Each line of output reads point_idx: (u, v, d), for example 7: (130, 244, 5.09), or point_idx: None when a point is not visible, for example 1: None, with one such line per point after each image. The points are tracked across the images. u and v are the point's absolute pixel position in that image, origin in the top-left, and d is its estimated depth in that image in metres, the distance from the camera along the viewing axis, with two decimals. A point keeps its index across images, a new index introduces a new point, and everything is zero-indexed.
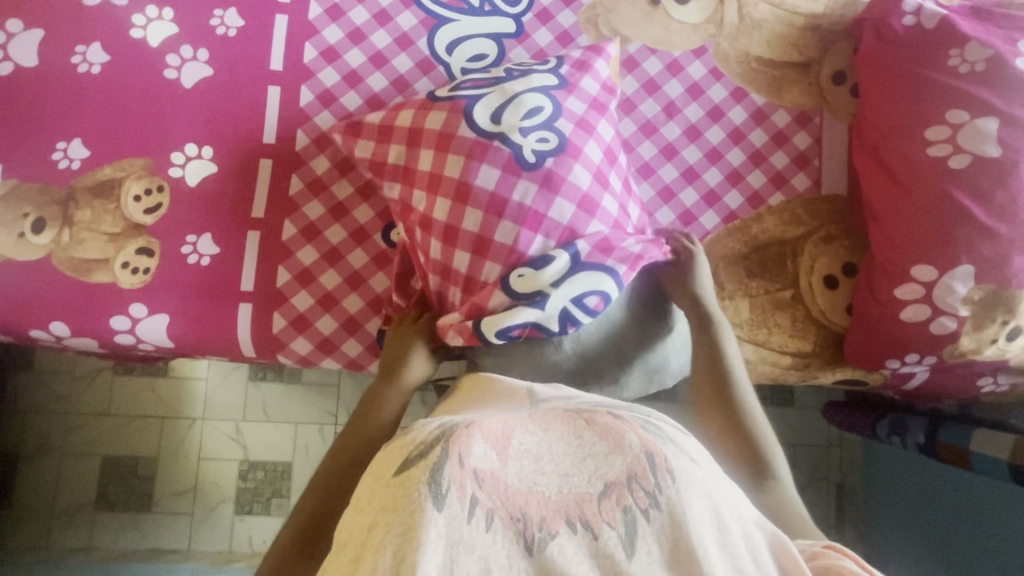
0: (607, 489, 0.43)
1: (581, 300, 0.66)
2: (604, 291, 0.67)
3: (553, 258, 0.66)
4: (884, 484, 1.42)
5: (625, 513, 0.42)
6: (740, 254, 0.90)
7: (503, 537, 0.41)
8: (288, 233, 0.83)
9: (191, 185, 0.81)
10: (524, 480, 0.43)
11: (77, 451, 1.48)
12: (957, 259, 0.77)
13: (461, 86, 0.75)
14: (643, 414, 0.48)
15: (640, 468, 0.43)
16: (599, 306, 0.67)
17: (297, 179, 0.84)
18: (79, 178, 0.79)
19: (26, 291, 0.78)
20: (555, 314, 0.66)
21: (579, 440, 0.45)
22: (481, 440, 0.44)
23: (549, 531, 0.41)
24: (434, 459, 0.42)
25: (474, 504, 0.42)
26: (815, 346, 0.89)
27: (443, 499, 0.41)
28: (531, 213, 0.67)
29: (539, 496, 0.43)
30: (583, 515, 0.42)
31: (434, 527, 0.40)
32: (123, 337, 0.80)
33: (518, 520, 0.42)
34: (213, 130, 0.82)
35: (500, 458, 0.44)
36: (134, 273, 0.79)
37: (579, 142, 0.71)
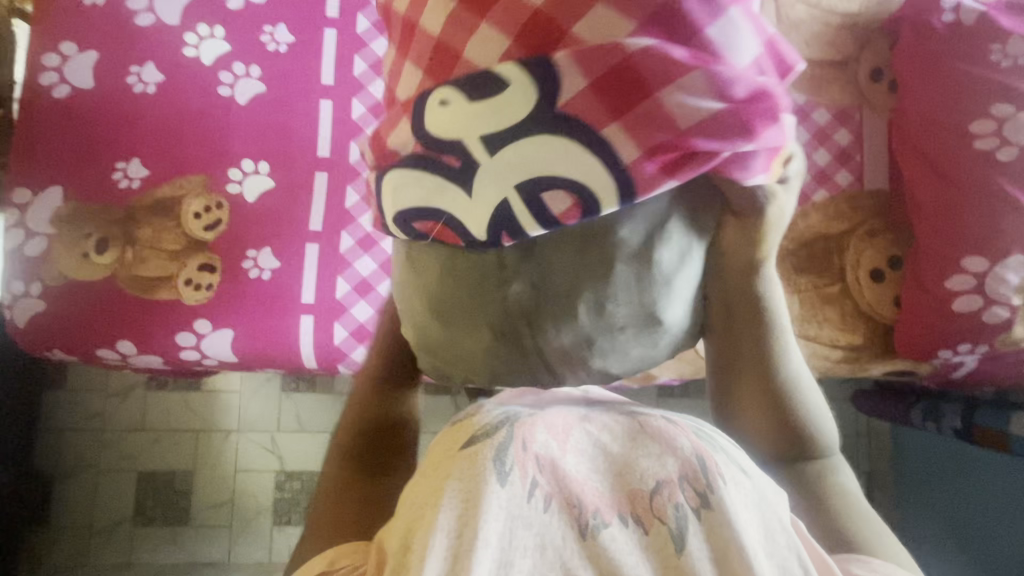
0: (658, 487, 0.37)
1: (536, 204, 0.40)
2: (584, 188, 0.39)
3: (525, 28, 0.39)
4: (914, 472, 1.44)
5: (676, 510, 0.36)
6: (786, 251, 0.92)
7: (558, 522, 0.36)
8: (345, 245, 0.84)
9: (249, 200, 0.82)
10: (582, 472, 0.38)
11: (113, 467, 1.48)
12: (1007, 249, 0.79)
13: None
14: (696, 421, 0.42)
15: (692, 470, 0.37)
16: (567, 216, 0.40)
17: (352, 191, 0.85)
18: (139, 197, 0.80)
19: (90, 310, 0.78)
20: (488, 211, 0.41)
21: (632, 436, 0.39)
22: (544, 429, 0.39)
23: (602, 521, 0.36)
24: (499, 439, 0.38)
25: (535, 485, 0.37)
26: (865, 339, 0.90)
27: (506, 475, 0.37)
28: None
29: (594, 489, 0.37)
30: (634, 509, 0.36)
31: (495, 501, 0.36)
32: (188, 353, 0.80)
33: (573, 507, 0.36)
34: (267, 146, 0.83)
35: (559, 447, 0.38)
36: (196, 289, 0.80)
37: None
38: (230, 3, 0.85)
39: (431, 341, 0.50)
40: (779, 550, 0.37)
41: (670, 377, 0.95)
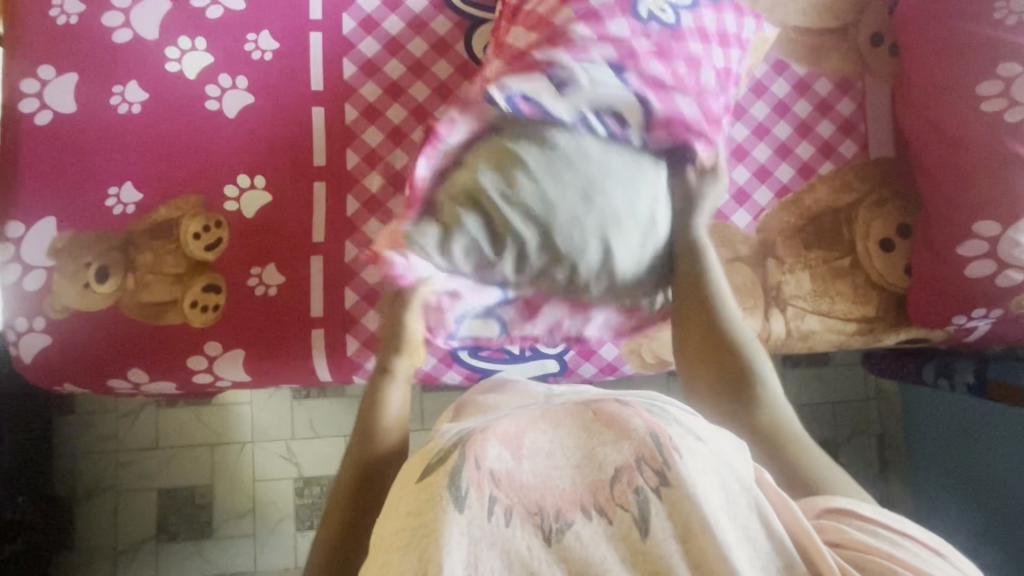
0: (617, 474, 0.37)
1: (609, 117, 0.67)
2: (631, 122, 0.67)
3: (601, 67, 0.69)
4: (922, 429, 1.48)
5: (638, 494, 0.36)
6: (794, 227, 0.91)
7: (519, 533, 0.36)
8: (350, 254, 0.82)
9: (248, 216, 0.80)
10: (538, 475, 0.38)
11: (132, 487, 1.48)
12: (1019, 211, 0.78)
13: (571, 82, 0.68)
14: (647, 398, 0.42)
15: (648, 450, 0.37)
16: (618, 130, 0.67)
17: (353, 200, 0.83)
18: (135, 222, 0.78)
19: (97, 341, 0.77)
20: (572, 108, 0.66)
21: (588, 428, 0.39)
22: (496, 442, 0.39)
23: (565, 520, 0.36)
24: (452, 463, 0.38)
25: (493, 502, 0.37)
26: (878, 310, 0.90)
27: (463, 500, 0.37)
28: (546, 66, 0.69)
29: (553, 488, 0.37)
30: (597, 501, 0.36)
31: (455, 528, 0.36)
32: (201, 376, 0.79)
33: (534, 513, 0.36)
34: (262, 159, 0.81)
35: (513, 456, 0.38)
36: (202, 311, 0.79)
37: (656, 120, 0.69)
38: (209, 12, 0.82)
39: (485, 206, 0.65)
40: (738, 512, 0.37)
41: None
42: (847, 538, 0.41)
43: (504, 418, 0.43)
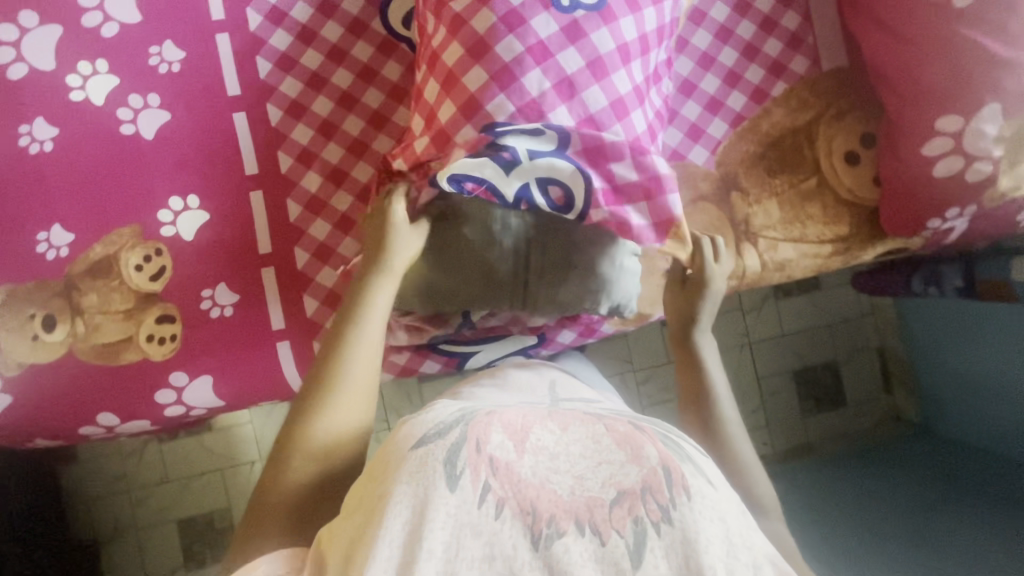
0: (619, 496, 0.46)
1: (549, 187, 0.66)
2: (569, 188, 0.66)
3: (544, 134, 0.65)
4: (925, 340, 1.48)
5: (635, 523, 0.45)
6: (755, 155, 0.87)
7: (511, 527, 0.44)
8: (302, 260, 0.80)
9: (188, 238, 0.77)
10: (538, 475, 0.46)
11: (151, 523, 1.49)
12: (981, 100, 0.75)
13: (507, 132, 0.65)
14: (664, 432, 0.52)
15: (656, 481, 0.46)
16: (559, 200, 0.67)
17: (294, 204, 0.80)
18: (72, 264, 0.75)
19: (59, 392, 0.75)
20: (516, 182, 0.65)
21: (597, 443, 0.49)
22: (499, 430, 0.49)
23: (556, 528, 0.44)
24: (453, 440, 0.48)
25: (486, 489, 0.45)
26: (851, 227, 0.87)
27: (457, 480, 0.46)
28: (480, 134, 0.66)
29: (551, 493, 0.46)
30: (591, 518, 0.45)
31: (444, 504, 0.45)
32: (173, 409, 0.77)
33: (527, 513, 0.45)
34: (191, 177, 0.78)
35: (515, 449, 0.48)
36: (161, 343, 0.76)
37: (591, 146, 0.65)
38: (105, 31, 0.77)
39: (437, 283, 0.73)
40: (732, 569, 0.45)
41: (665, 313, 0.91)
42: None
43: (514, 411, 0.53)
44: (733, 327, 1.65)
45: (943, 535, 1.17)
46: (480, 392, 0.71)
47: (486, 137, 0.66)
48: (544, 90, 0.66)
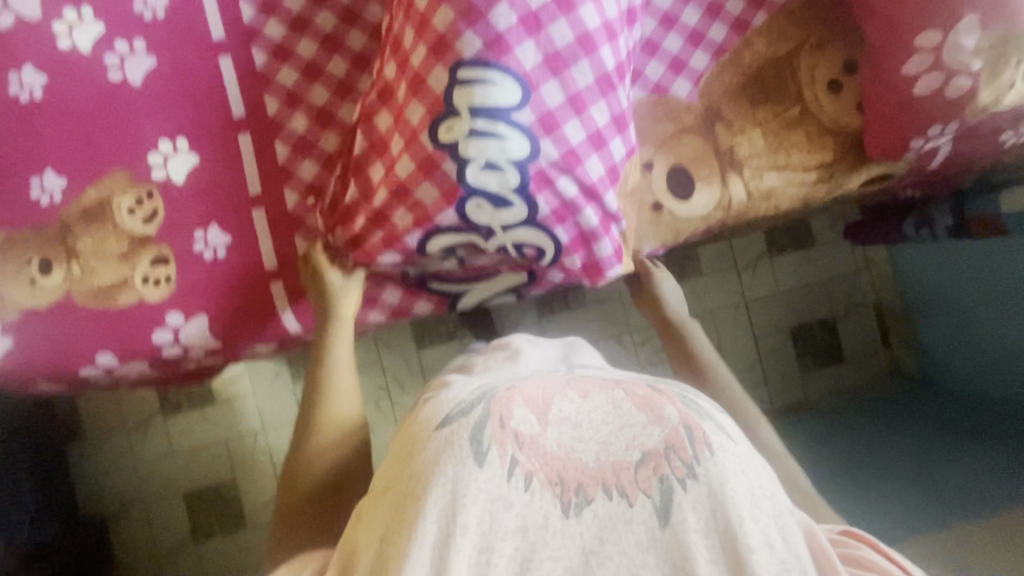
0: (644, 457, 0.49)
1: (522, 244, 0.72)
2: (543, 246, 0.72)
3: (510, 203, 0.68)
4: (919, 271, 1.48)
5: (661, 481, 0.48)
6: (738, 86, 0.88)
7: (541, 496, 0.48)
8: (291, 201, 0.81)
9: (178, 181, 0.78)
10: (562, 444, 0.50)
11: (159, 495, 1.51)
12: (959, 12, 0.75)
13: (477, 133, 0.65)
14: (682, 391, 0.56)
15: (679, 440, 0.50)
16: (533, 253, 0.73)
17: (282, 145, 0.81)
18: (66, 208, 0.76)
19: (58, 334, 0.76)
20: (495, 245, 0.72)
21: (617, 410, 0.52)
22: (521, 404, 0.52)
23: (584, 496, 0.48)
24: (477, 418, 0.50)
25: (514, 463, 0.48)
26: (836, 153, 0.88)
27: (483, 456, 0.48)
28: (447, 187, 0.67)
29: (578, 461, 0.49)
30: (619, 482, 0.48)
31: (474, 480, 0.47)
32: (171, 349, 0.79)
33: (555, 483, 0.48)
34: (180, 121, 0.79)
35: (538, 422, 0.51)
36: (156, 285, 0.78)
37: (561, 119, 0.68)
38: None
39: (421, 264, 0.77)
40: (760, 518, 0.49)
41: (654, 249, 0.91)
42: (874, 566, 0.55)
43: (532, 382, 0.56)
44: (728, 285, 1.66)
45: (939, 472, 1.20)
46: (495, 366, 0.71)
47: (455, 194, 0.67)
48: (504, 77, 0.65)
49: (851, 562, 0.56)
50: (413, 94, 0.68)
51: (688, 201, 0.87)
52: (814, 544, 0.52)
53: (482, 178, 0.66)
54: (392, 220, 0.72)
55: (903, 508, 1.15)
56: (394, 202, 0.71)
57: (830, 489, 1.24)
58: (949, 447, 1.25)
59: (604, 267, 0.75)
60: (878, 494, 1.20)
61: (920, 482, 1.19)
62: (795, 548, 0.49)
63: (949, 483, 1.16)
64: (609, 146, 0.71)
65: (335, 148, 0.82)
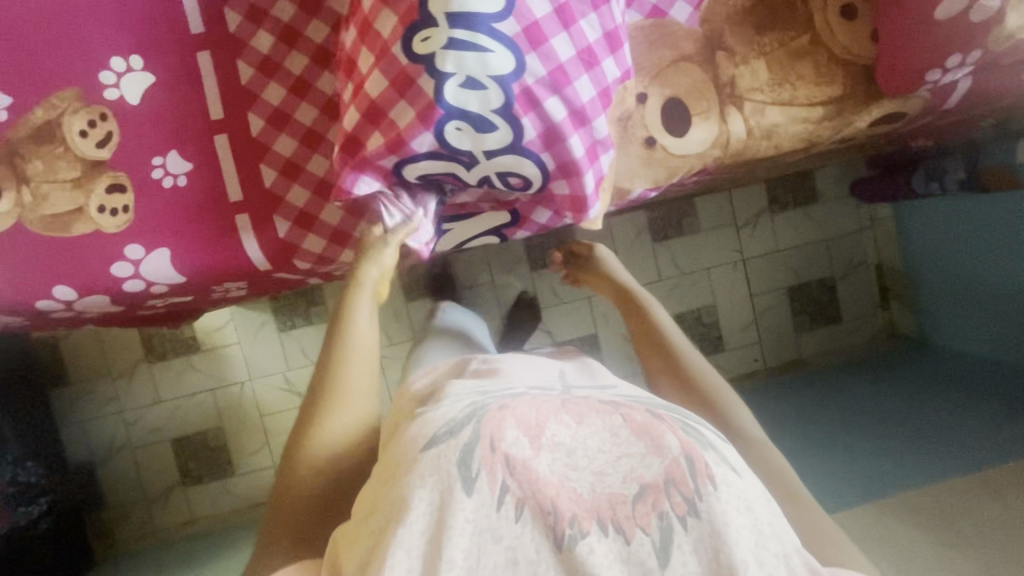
0: (642, 491, 0.45)
1: (505, 176, 0.66)
2: (530, 176, 0.66)
3: (494, 125, 0.62)
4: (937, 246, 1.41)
5: (660, 518, 0.44)
6: (743, 11, 0.81)
7: (533, 530, 0.44)
8: (256, 127, 0.75)
9: (134, 103, 0.73)
10: (557, 473, 0.46)
11: (146, 443, 1.51)
12: None
13: (455, 43, 0.59)
14: (683, 418, 0.51)
15: (679, 472, 0.45)
16: (519, 184, 0.67)
17: (245, 66, 0.75)
18: (12, 129, 0.71)
19: (11, 265, 0.72)
20: (477, 176, 0.66)
21: (614, 437, 0.47)
22: (512, 427, 0.48)
23: (579, 529, 0.43)
24: (466, 441, 0.47)
25: (504, 491, 0.45)
26: (845, 88, 0.81)
27: (472, 484, 0.45)
28: (423, 106, 0.61)
29: (571, 492, 0.45)
30: (616, 517, 0.44)
31: (463, 511, 0.44)
32: (131, 284, 0.75)
33: (549, 513, 0.44)
34: (132, 36, 0.72)
35: (531, 446, 0.47)
36: (113, 214, 0.73)
37: (547, 32, 0.62)
38: None
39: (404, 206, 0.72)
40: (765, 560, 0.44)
41: (646, 189, 0.86)
42: None
43: (524, 400, 0.52)
44: (726, 242, 1.61)
45: (939, 447, 1.15)
46: (484, 369, 0.65)
47: (432, 114, 0.61)
48: None
49: None
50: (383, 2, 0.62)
51: (684, 137, 0.81)
52: None
53: (461, 95, 0.60)
54: (363, 143, 0.65)
55: (899, 478, 1.11)
56: (366, 124, 0.64)
57: (809, 450, 1.25)
58: (950, 418, 1.20)
59: (588, 209, 0.70)
60: (854, 454, 1.21)
61: (901, 449, 1.18)
62: None
63: (931, 451, 1.15)
64: (601, 66, 0.65)
65: (304, 70, 0.75)
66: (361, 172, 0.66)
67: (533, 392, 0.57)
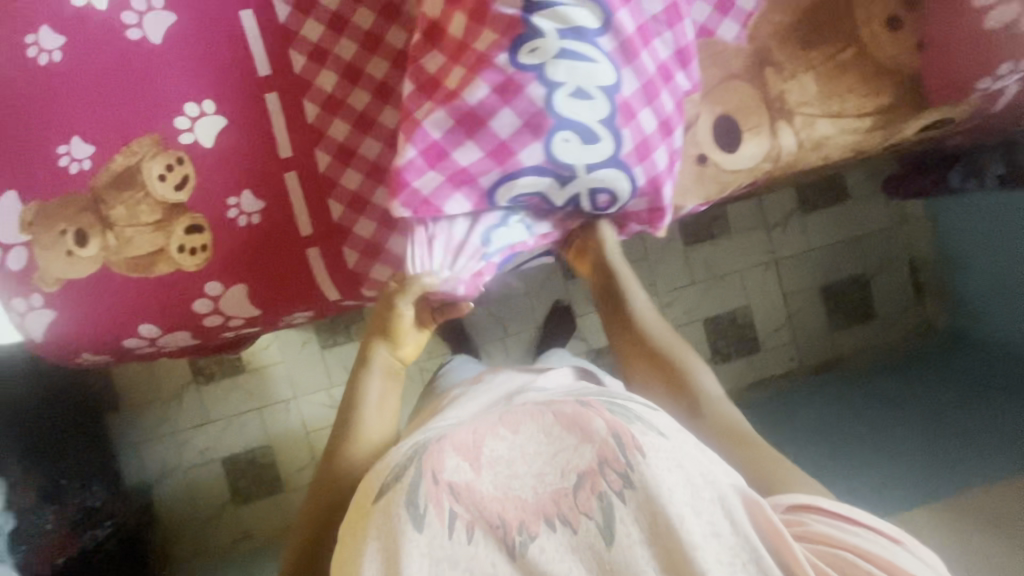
0: (581, 479, 0.51)
1: (598, 191, 0.69)
2: (620, 190, 0.69)
3: (598, 138, 0.66)
4: (967, 244, 1.43)
5: (601, 498, 0.50)
6: (789, 26, 0.82)
7: (486, 542, 0.51)
8: (324, 162, 0.78)
9: (208, 145, 0.76)
10: (498, 485, 0.53)
11: (197, 463, 1.55)
12: None
13: (563, 57, 0.64)
14: (611, 400, 0.57)
15: (610, 451, 0.52)
16: (605, 202, 0.71)
17: (311, 105, 0.77)
18: (95, 177, 0.74)
19: (100, 306, 0.76)
20: (566, 193, 0.69)
21: (549, 436, 0.54)
22: (452, 455, 0.54)
23: (528, 533, 0.50)
24: (409, 482, 0.54)
25: (453, 516, 0.52)
26: (893, 97, 0.82)
27: (423, 518, 0.52)
28: (532, 116, 0.65)
29: (516, 497, 0.52)
30: (560, 511, 0.51)
31: (417, 544, 0.51)
32: (211, 319, 0.78)
33: (497, 525, 0.51)
34: (204, 82, 0.75)
35: (471, 467, 0.54)
36: (192, 254, 0.76)
37: (638, 46, 0.67)
38: None
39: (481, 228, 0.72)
40: (702, 507, 0.51)
41: (698, 205, 0.87)
42: (818, 536, 0.56)
43: (462, 426, 0.58)
44: (758, 243, 1.62)
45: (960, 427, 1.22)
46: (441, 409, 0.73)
47: (543, 124, 0.65)
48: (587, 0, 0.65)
49: (809, 538, 0.56)
50: (478, 26, 0.66)
51: (735, 153, 0.83)
52: (766, 519, 0.53)
53: (565, 105, 0.65)
54: (450, 158, 0.67)
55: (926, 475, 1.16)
56: (459, 141, 0.67)
57: (827, 456, 1.26)
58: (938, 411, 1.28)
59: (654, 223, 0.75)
60: (869, 462, 1.22)
61: (912, 455, 1.21)
62: (739, 528, 0.51)
63: (940, 452, 1.18)
64: (675, 80, 0.72)
65: (366, 107, 0.77)
66: (456, 187, 0.68)
67: (476, 415, 0.63)
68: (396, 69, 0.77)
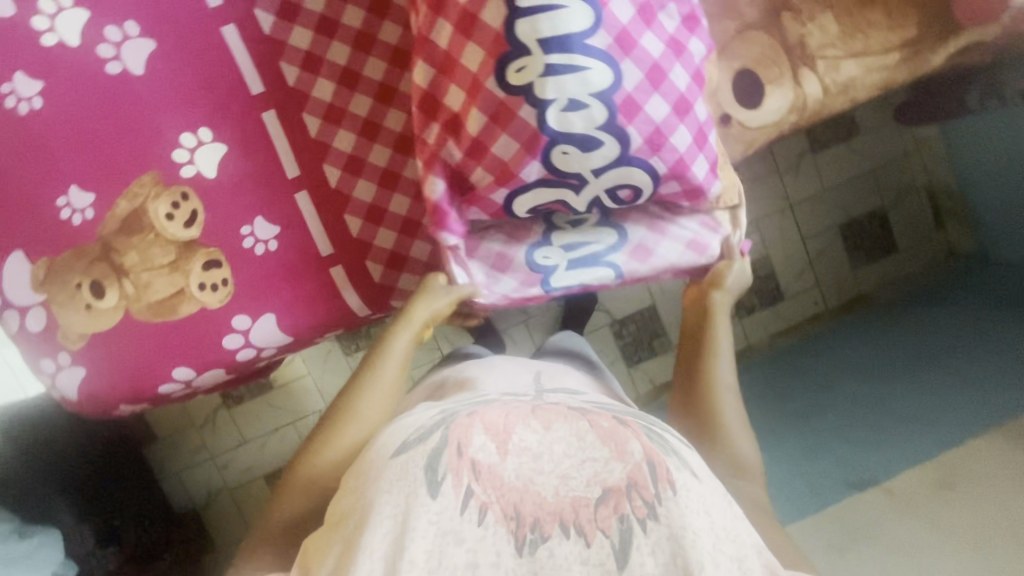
0: (605, 494, 0.48)
1: (615, 191, 0.66)
2: (636, 184, 0.66)
3: (601, 142, 0.61)
4: (991, 180, 1.39)
5: (621, 521, 0.47)
6: None
7: (496, 532, 0.47)
8: (334, 177, 0.74)
9: (211, 175, 0.72)
10: (521, 478, 0.49)
11: (239, 483, 1.55)
12: None
13: (552, 69, 0.57)
14: (649, 426, 0.55)
15: (640, 478, 0.48)
16: (630, 197, 0.68)
17: (312, 118, 0.73)
18: (101, 225, 0.71)
19: (131, 356, 0.74)
20: (586, 198, 0.67)
21: (580, 440, 0.51)
22: (480, 432, 0.51)
23: (540, 533, 0.46)
24: (435, 447, 0.50)
25: (469, 495, 0.48)
26: (919, 27, 0.78)
27: (438, 486, 0.49)
28: (529, 137, 0.60)
29: (535, 493, 0.48)
30: (578, 520, 0.46)
31: (427, 513, 0.47)
32: (244, 353, 0.76)
33: (511, 518, 0.47)
34: (197, 109, 0.71)
35: (498, 452, 0.50)
36: (214, 290, 0.74)
37: (636, 34, 0.60)
38: None
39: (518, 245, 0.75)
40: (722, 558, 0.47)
41: None
42: None
43: (495, 406, 0.55)
44: (772, 190, 1.57)
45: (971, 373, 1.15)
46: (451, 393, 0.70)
47: (539, 143, 0.60)
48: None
49: None
50: (465, 37, 0.60)
51: (759, 108, 0.78)
52: None
53: (564, 118, 0.59)
54: (469, 181, 0.66)
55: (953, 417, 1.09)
56: (471, 160, 0.64)
57: (851, 408, 1.21)
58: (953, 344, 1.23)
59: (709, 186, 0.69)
60: (892, 405, 1.18)
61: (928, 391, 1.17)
62: None
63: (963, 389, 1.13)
64: (688, 50, 0.64)
65: (369, 113, 0.73)
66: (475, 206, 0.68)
67: (503, 398, 0.60)
68: (394, 68, 0.72)
